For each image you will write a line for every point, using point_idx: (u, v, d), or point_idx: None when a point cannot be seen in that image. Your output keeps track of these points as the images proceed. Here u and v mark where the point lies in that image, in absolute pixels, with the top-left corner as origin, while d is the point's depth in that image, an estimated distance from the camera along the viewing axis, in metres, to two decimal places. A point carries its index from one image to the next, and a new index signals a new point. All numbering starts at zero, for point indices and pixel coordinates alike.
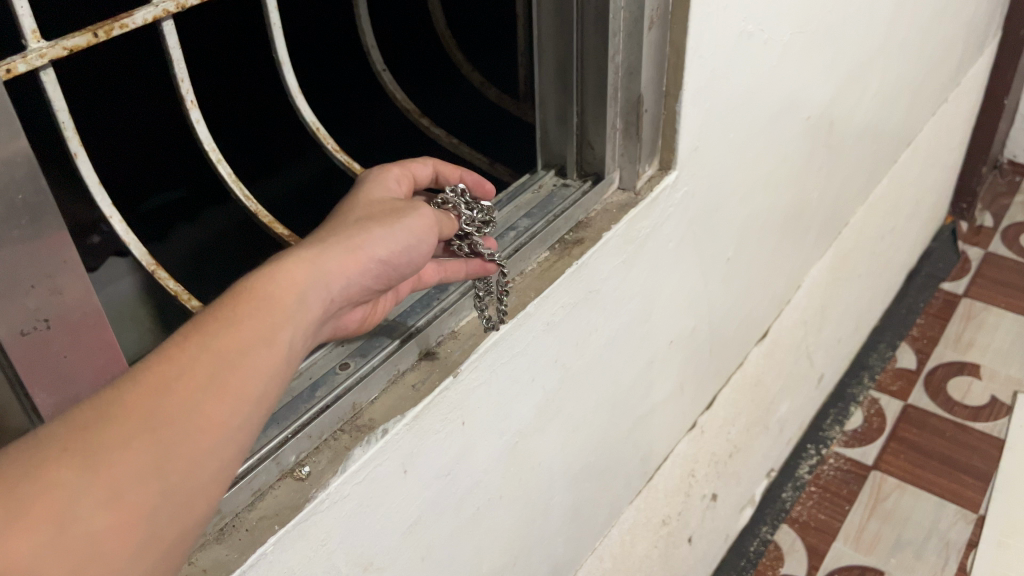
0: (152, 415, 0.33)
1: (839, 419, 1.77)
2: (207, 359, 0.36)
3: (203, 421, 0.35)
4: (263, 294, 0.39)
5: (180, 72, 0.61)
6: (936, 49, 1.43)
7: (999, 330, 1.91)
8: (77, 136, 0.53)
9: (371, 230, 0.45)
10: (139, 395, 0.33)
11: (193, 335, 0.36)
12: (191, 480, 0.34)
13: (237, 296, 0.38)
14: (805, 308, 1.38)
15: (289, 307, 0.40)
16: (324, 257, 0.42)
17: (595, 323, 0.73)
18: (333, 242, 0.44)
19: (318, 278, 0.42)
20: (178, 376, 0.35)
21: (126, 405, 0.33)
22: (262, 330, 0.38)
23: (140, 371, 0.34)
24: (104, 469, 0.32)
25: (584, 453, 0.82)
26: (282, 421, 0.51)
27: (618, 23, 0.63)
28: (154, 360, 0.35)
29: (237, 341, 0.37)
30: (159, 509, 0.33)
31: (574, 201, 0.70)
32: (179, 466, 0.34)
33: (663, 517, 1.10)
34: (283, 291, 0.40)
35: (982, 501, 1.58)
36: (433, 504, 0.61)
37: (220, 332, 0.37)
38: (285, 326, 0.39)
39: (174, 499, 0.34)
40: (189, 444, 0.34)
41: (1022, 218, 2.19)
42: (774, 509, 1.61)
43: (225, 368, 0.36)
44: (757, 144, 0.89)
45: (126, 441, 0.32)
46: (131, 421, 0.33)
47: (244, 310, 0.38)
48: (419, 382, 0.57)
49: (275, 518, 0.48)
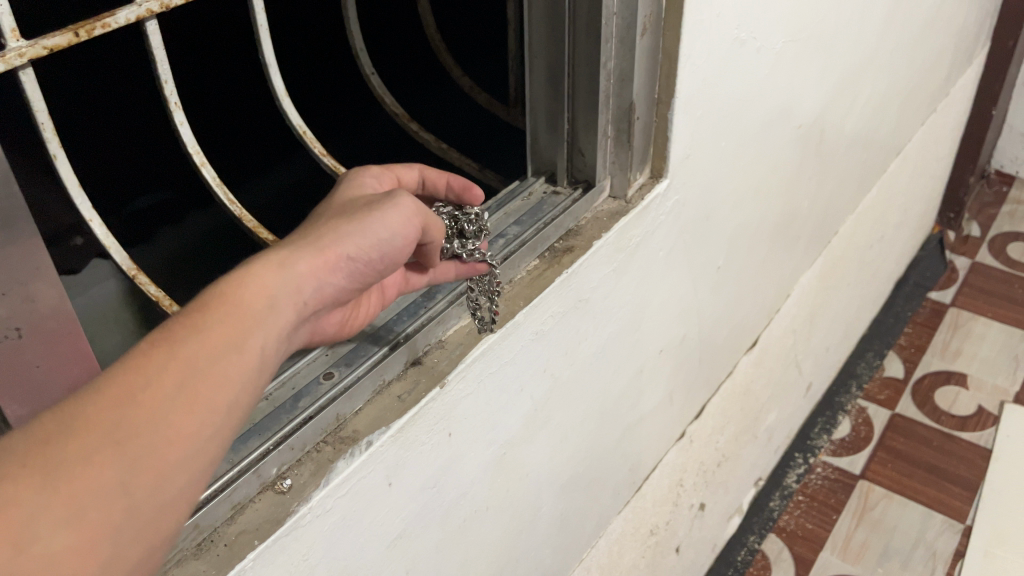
0: (117, 428, 0.32)
1: (826, 428, 1.76)
2: (176, 368, 0.35)
3: (173, 432, 0.34)
4: (232, 300, 0.38)
5: (163, 72, 0.60)
6: (927, 59, 1.43)
7: (986, 340, 1.91)
8: (56, 137, 0.52)
9: (341, 233, 0.44)
10: (104, 405, 0.32)
11: (160, 343, 0.35)
12: (158, 495, 0.33)
13: (206, 301, 0.37)
14: (794, 317, 1.37)
15: (258, 313, 0.39)
16: (295, 261, 0.42)
17: (585, 332, 0.72)
18: (302, 246, 0.43)
19: (290, 286, 0.41)
20: (145, 387, 0.34)
21: (90, 416, 0.32)
22: (231, 338, 0.37)
23: (105, 381, 0.33)
24: (67, 485, 0.30)
25: (572, 463, 0.81)
26: (263, 432, 0.50)
27: (610, 29, 0.62)
28: (119, 370, 0.33)
29: (207, 349, 0.36)
30: (125, 525, 0.32)
31: (564, 208, 0.69)
32: (146, 480, 0.33)
33: (651, 527, 1.09)
34: (252, 298, 0.39)
35: (969, 511, 1.58)
36: (418, 517, 0.59)
37: (190, 341, 0.36)
38: (254, 332, 0.38)
39: (139, 515, 0.33)
40: (157, 457, 0.33)
41: (1008, 228, 2.20)
42: (761, 518, 1.60)
43: (194, 379, 0.35)
44: (748, 152, 0.88)
45: (90, 455, 0.31)
46: (94, 434, 0.32)
47: (213, 316, 0.37)
48: (405, 393, 0.56)
49: (255, 533, 0.47)
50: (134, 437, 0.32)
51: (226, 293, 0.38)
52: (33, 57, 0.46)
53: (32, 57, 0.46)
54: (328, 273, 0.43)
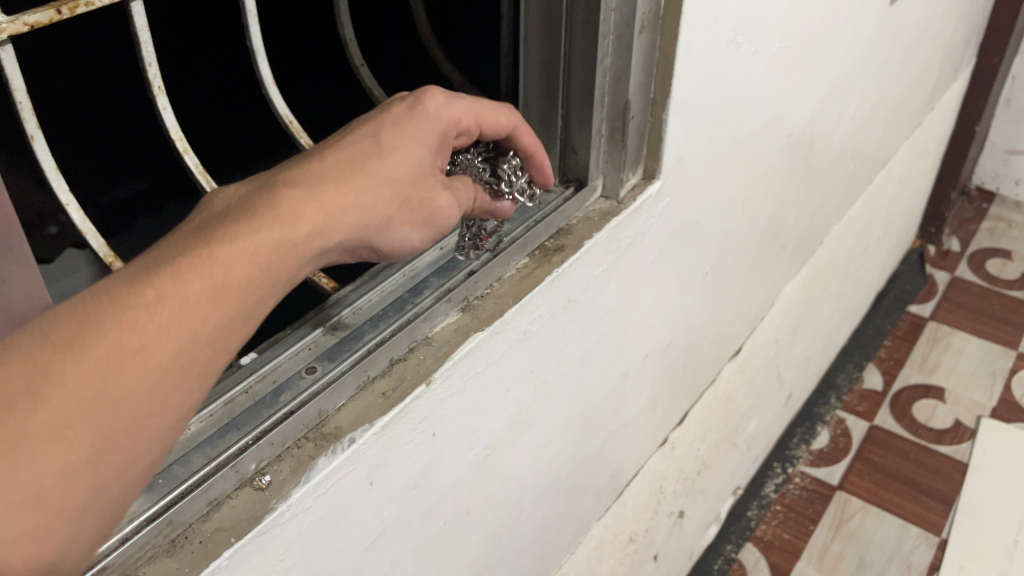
0: (98, 395, 0.32)
1: (805, 439, 1.77)
2: (174, 334, 0.34)
3: (157, 402, 0.34)
4: (256, 261, 0.37)
5: (147, 54, 0.58)
6: (914, 72, 1.44)
7: (964, 354, 1.92)
8: (34, 118, 0.50)
9: (389, 227, 0.44)
10: (92, 366, 0.32)
11: (167, 300, 0.34)
12: (132, 465, 0.34)
13: (231, 254, 0.36)
14: (777, 326, 1.37)
15: (278, 279, 0.38)
16: (333, 229, 0.40)
17: (572, 333, 0.71)
18: (349, 211, 0.41)
19: (313, 252, 0.39)
20: (136, 351, 0.33)
21: (76, 376, 0.32)
22: (236, 306, 0.36)
23: (101, 336, 0.33)
24: (38, 454, 0.31)
25: (555, 467, 0.80)
26: (243, 426, 0.48)
27: (608, 25, 0.61)
28: (115, 324, 0.33)
29: (213, 317, 0.35)
30: (95, 494, 0.33)
31: (555, 206, 0.67)
32: (119, 452, 0.33)
33: (630, 534, 1.08)
34: (278, 262, 0.38)
35: (944, 525, 1.59)
36: (398, 519, 0.58)
37: (200, 304, 0.35)
38: (266, 300, 0.38)
39: (111, 485, 0.34)
40: (135, 427, 0.34)
41: (988, 244, 2.22)
42: (738, 528, 1.60)
43: (190, 348, 0.35)
44: (739, 157, 0.88)
45: (66, 421, 0.32)
46: (72, 403, 0.32)
47: (229, 278, 0.36)
48: (389, 390, 0.54)
49: (231, 530, 0.45)
50: (107, 412, 0.33)
51: (252, 248, 0.37)
52: (14, 33, 0.44)
53: (12, 34, 0.45)
54: (353, 241, 0.42)
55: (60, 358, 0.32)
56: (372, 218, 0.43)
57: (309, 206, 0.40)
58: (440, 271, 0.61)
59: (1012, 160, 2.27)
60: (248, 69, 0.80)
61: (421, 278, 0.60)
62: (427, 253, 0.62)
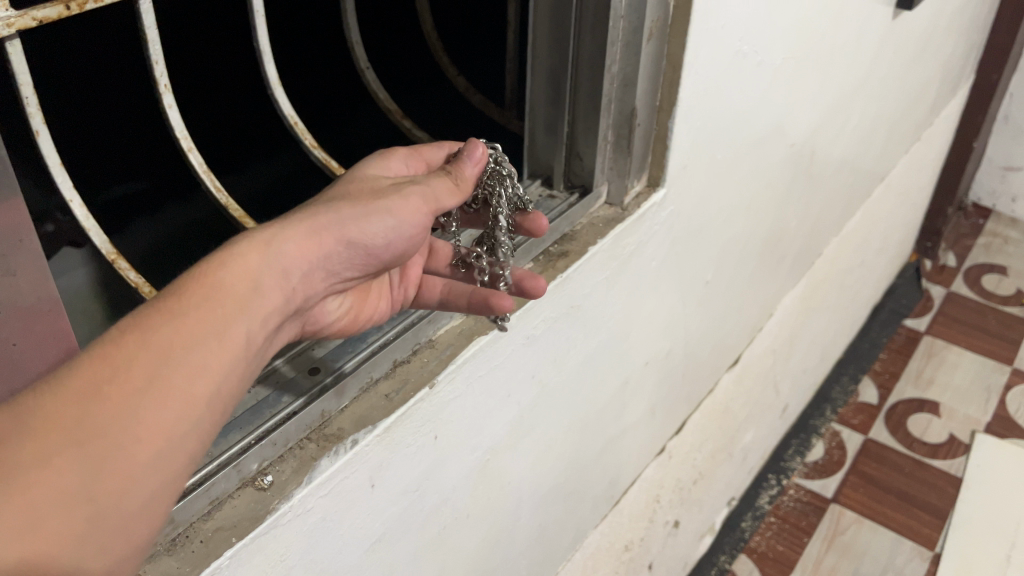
0: (78, 427, 0.31)
1: (800, 451, 1.77)
2: (144, 359, 0.33)
3: (146, 428, 0.33)
4: (214, 282, 0.37)
5: (154, 53, 0.58)
6: (915, 87, 1.44)
7: (959, 369, 1.93)
8: (40, 113, 0.50)
9: (338, 211, 0.43)
10: (67, 401, 0.32)
11: (132, 330, 0.34)
12: (125, 501, 0.32)
13: (187, 283, 0.37)
14: (775, 337, 1.37)
15: (243, 296, 0.38)
16: (285, 237, 0.41)
17: (574, 339, 0.71)
18: (295, 221, 0.42)
19: (270, 266, 0.40)
20: (110, 378, 0.33)
21: (52, 412, 0.31)
22: (207, 325, 0.36)
23: (69, 378, 0.32)
24: (25, 488, 0.30)
25: (553, 473, 0.79)
26: (245, 426, 0.48)
27: (616, 32, 0.61)
28: (83, 365, 0.32)
29: (185, 336, 0.35)
30: (89, 531, 0.31)
31: (560, 212, 0.68)
32: (112, 485, 0.32)
33: (626, 542, 1.08)
34: (233, 280, 0.38)
35: (938, 539, 1.58)
36: (398, 522, 0.58)
37: (161, 330, 0.35)
38: (238, 318, 0.38)
39: (104, 522, 0.32)
40: (124, 459, 0.32)
41: (984, 260, 2.23)
42: (732, 539, 1.60)
43: (166, 370, 0.34)
44: (742, 167, 0.88)
45: (49, 454, 0.31)
46: (51, 436, 0.31)
47: (192, 301, 0.36)
48: (393, 392, 0.54)
49: (233, 530, 0.45)
50: (96, 436, 0.32)
51: (204, 273, 0.37)
52: (22, 28, 0.44)
53: (20, 28, 0.44)
54: (316, 252, 0.43)
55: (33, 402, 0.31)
56: (340, 218, 0.43)
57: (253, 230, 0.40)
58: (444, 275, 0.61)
59: (1009, 176, 2.29)
60: (248, 75, 0.83)
61: None
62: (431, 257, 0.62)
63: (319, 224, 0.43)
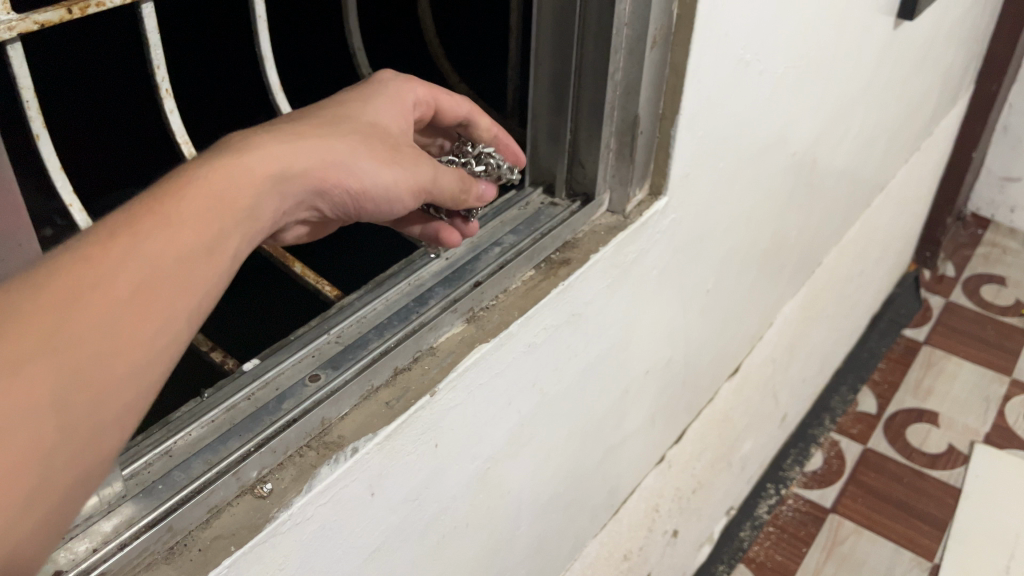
0: (58, 334, 0.29)
1: (799, 460, 1.76)
2: (131, 269, 0.31)
3: (123, 342, 0.31)
4: (215, 194, 0.35)
5: (156, 58, 0.57)
6: (915, 97, 1.44)
7: (958, 379, 1.92)
8: (41, 117, 0.49)
9: (357, 159, 0.43)
10: (44, 305, 0.29)
11: (123, 235, 0.32)
12: (100, 413, 0.30)
13: (187, 187, 0.35)
14: (775, 346, 1.37)
15: (240, 213, 0.36)
16: (291, 157, 0.40)
17: (575, 347, 0.71)
18: (311, 146, 0.41)
19: (272, 181, 0.38)
20: (92, 286, 0.30)
21: (26, 315, 0.29)
22: (200, 239, 0.34)
23: (50, 278, 0.30)
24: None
25: (553, 482, 0.79)
26: (244, 434, 0.48)
27: (620, 39, 0.61)
28: (66, 268, 0.30)
29: (177, 250, 0.33)
30: (59, 446, 0.29)
31: (562, 219, 0.67)
32: (85, 397, 0.30)
33: (625, 551, 1.07)
34: (235, 195, 0.36)
35: (937, 549, 1.58)
36: (397, 530, 0.57)
37: (154, 237, 0.33)
38: (231, 235, 0.36)
39: (77, 435, 0.30)
40: (102, 369, 0.30)
41: (982, 270, 2.23)
42: (731, 548, 1.59)
43: (154, 281, 0.32)
44: (744, 175, 0.88)
45: (20, 361, 0.28)
46: (23, 341, 0.28)
47: (187, 210, 0.34)
48: (393, 400, 0.54)
49: (232, 538, 0.45)
50: (73, 344, 0.29)
51: (204, 181, 0.35)
52: (22, 31, 0.43)
53: (21, 32, 0.44)
54: (319, 184, 0.41)
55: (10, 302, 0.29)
56: (344, 154, 0.43)
57: (258, 141, 0.39)
58: (446, 281, 0.60)
59: (1008, 186, 2.29)
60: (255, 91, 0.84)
61: (427, 288, 0.60)
62: (432, 263, 0.61)
63: (322, 154, 0.41)
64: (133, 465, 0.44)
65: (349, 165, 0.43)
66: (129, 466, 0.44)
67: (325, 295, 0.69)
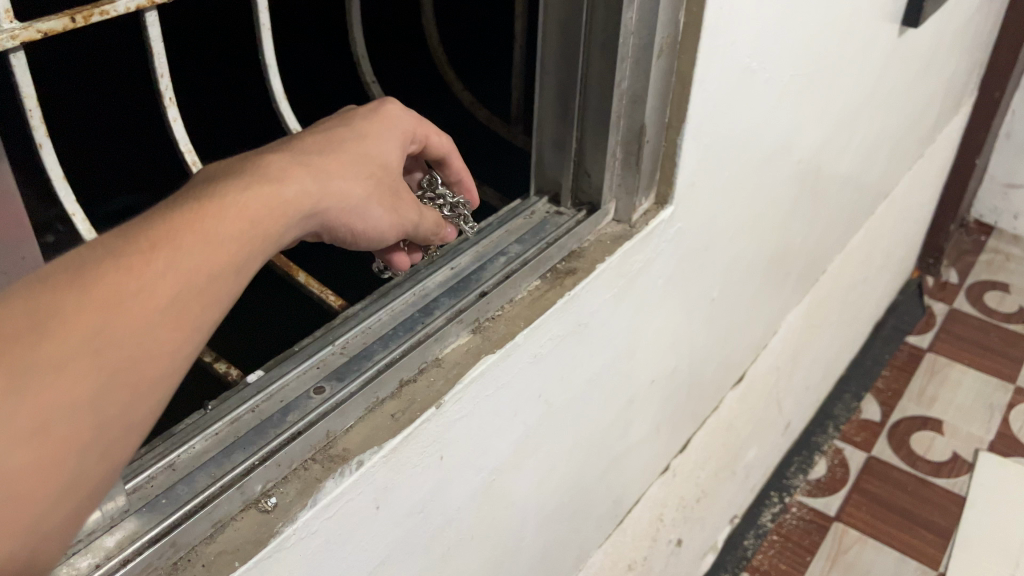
0: (103, 336, 0.29)
1: (803, 468, 1.76)
2: (172, 281, 0.31)
3: (157, 352, 0.31)
4: (251, 216, 0.35)
5: (159, 67, 0.57)
6: (919, 103, 1.44)
7: (962, 387, 1.92)
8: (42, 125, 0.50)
9: (365, 207, 0.43)
10: (88, 308, 0.29)
11: (165, 246, 0.32)
12: (131, 414, 0.30)
13: (225, 205, 0.35)
14: (779, 354, 1.36)
15: (270, 235, 0.36)
16: (316, 196, 0.40)
17: (581, 357, 0.70)
18: (334, 179, 0.41)
19: (300, 216, 0.38)
20: (134, 294, 0.30)
21: (71, 316, 0.29)
22: (235, 255, 0.34)
23: (95, 279, 0.30)
24: (34, 394, 0.27)
25: (558, 493, 0.78)
26: (249, 447, 0.47)
27: (627, 48, 0.61)
28: (111, 270, 0.30)
29: (214, 266, 0.33)
30: (92, 444, 0.29)
31: (568, 229, 0.67)
32: (119, 400, 0.30)
33: (629, 561, 1.07)
34: (268, 217, 0.36)
35: (942, 558, 1.57)
36: (402, 543, 0.56)
37: (194, 252, 0.33)
38: (260, 256, 0.36)
39: (109, 433, 0.30)
40: (136, 375, 0.30)
41: (986, 277, 2.22)
42: (735, 557, 1.59)
43: (190, 295, 0.32)
44: (749, 184, 0.87)
45: (63, 361, 0.28)
46: (67, 341, 0.28)
47: (225, 226, 0.34)
48: (398, 412, 0.53)
49: (236, 554, 0.44)
50: (113, 348, 0.29)
51: (243, 204, 0.35)
52: (26, 40, 0.43)
53: (25, 40, 0.44)
54: (336, 216, 0.42)
55: (60, 297, 0.29)
56: (358, 199, 0.43)
57: (291, 172, 0.39)
58: (451, 291, 0.60)
59: (1011, 193, 2.28)
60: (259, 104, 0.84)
61: (432, 298, 0.59)
62: (437, 273, 0.61)
63: (346, 195, 0.42)
64: (136, 479, 0.44)
65: (363, 210, 0.43)
66: (132, 480, 0.44)
67: (328, 305, 0.67)
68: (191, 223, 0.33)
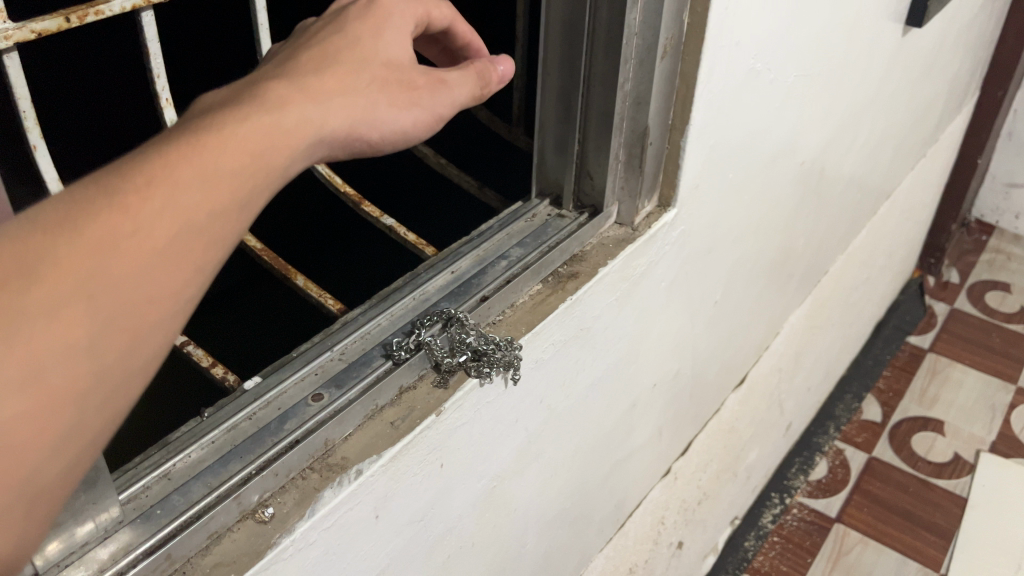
0: (90, 283, 0.26)
1: (804, 469, 1.75)
2: (170, 219, 0.28)
3: (155, 293, 0.28)
4: (256, 146, 0.31)
5: (156, 68, 0.59)
6: (922, 104, 1.43)
7: (963, 387, 1.91)
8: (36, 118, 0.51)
9: (375, 106, 0.37)
10: (76, 251, 0.26)
11: (161, 179, 0.28)
12: (134, 357, 0.28)
13: (227, 130, 0.30)
14: (781, 355, 1.36)
15: (280, 168, 0.32)
16: (324, 116, 0.34)
17: (583, 361, 0.69)
18: (342, 95, 0.35)
19: (308, 143, 0.33)
20: (130, 235, 0.27)
21: (59, 260, 0.26)
22: (241, 191, 0.30)
23: (85, 218, 0.26)
24: (23, 343, 0.25)
25: (560, 498, 0.77)
26: (245, 455, 0.46)
27: (630, 49, 0.60)
28: (103, 208, 0.27)
29: (216, 202, 0.29)
30: (92, 392, 0.27)
31: (570, 232, 0.66)
32: (117, 346, 0.27)
33: (631, 565, 1.06)
34: (277, 147, 0.32)
35: (943, 560, 1.56)
36: (403, 552, 0.56)
37: (193, 188, 0.29)
38: (267, 192, 0.32)
39: (114, 377, 0.27)
40: (134, 318, 0.27)
41: (987, 277, 2.22)
42: (735, 558, 1.58)
43: (188, 239, 0.28)
44: (753, 186, 0.87)
45: (55, 306, 0.25)
46: (59, 282, 0.26)
47: (229, 156, 0.30)
48: (398, 419, 0.52)
49: (232, 565, 0.43)
50: (109, 290, 0.26)
51: (245, 136, 0.31)
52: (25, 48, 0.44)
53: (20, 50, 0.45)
54: (350, 139, 0.36)
55: (38, 245, 0.26)
56: (367, 107, 0.36)
57: (297, 97, 0.33)
58: (452, 295, 0.59)
59: (1012, 193, 2.28)
60: None
61: (432, 302, 0.58)
62: (437, 277, 0.60)
63: (356, 111, 0.35)
64: (130, 489, 0.43)
65: (373, 117, 0.36)
66: (127, 490, 0.43)
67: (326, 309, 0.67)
68: (186, 156, 0.29)
